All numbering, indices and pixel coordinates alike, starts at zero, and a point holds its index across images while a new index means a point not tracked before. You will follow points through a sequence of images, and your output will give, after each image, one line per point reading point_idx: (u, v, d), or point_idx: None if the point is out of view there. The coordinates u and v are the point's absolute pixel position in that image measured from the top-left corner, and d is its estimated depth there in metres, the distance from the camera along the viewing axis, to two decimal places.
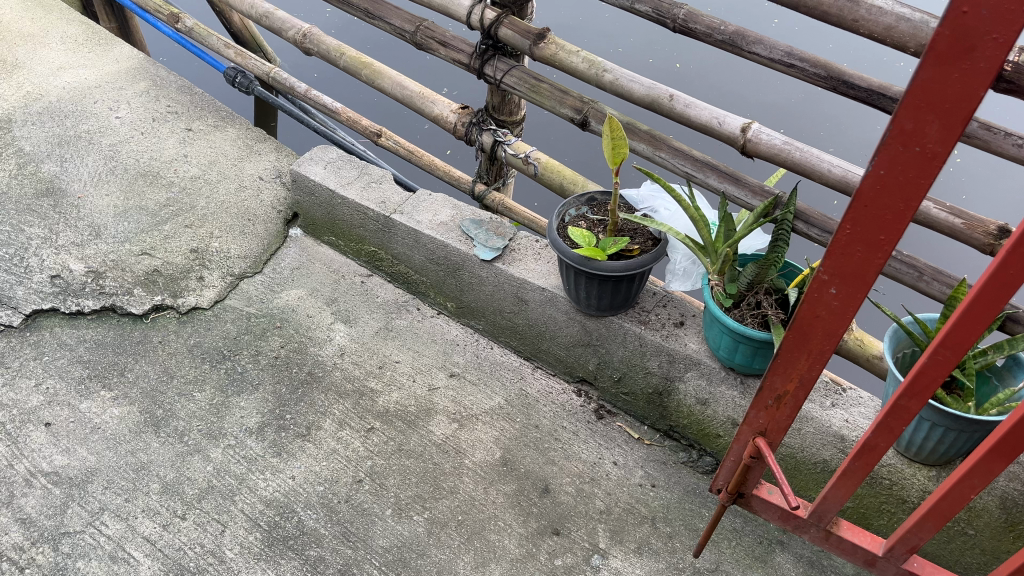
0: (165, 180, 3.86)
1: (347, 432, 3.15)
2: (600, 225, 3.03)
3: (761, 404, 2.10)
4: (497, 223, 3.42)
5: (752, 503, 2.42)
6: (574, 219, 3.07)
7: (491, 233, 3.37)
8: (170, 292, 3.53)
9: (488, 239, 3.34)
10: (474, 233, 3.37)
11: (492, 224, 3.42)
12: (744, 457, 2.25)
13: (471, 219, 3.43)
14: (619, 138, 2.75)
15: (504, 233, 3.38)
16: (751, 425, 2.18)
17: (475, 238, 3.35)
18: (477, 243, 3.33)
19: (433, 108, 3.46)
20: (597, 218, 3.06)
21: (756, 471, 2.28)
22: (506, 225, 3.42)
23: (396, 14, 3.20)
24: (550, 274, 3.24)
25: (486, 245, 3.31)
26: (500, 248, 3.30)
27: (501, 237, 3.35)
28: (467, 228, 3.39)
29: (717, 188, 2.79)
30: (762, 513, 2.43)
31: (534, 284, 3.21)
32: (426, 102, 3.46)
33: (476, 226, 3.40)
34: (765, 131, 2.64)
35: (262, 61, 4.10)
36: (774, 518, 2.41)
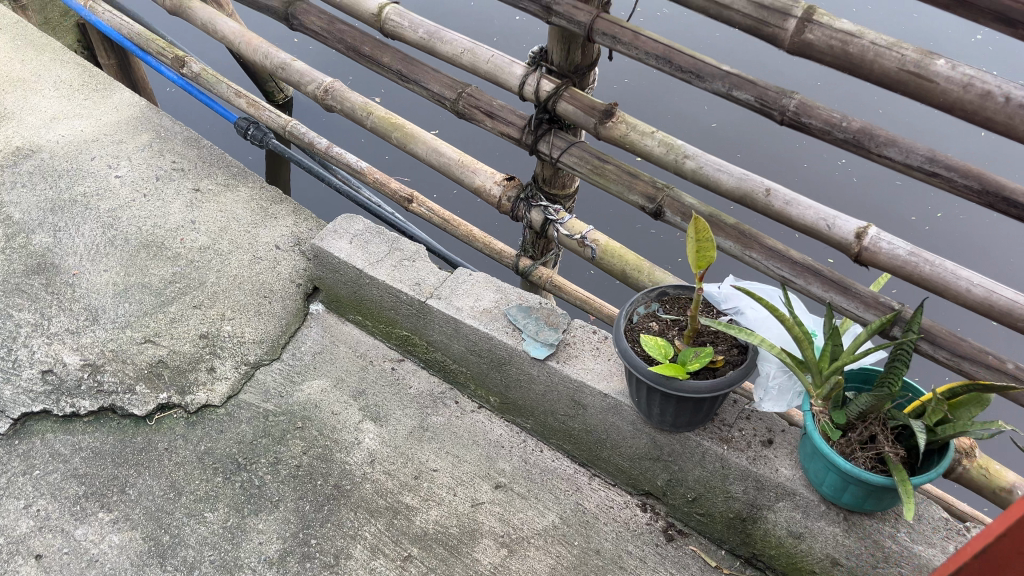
0: (170, 252, 3.44)
1: (381, 562, 2.72)
2: (675, 326, 2.60)
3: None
4: (548, 309, 2.98)
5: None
6: (644, 319, 2.64)
7: (542, 323, 2.94)
8: (177, 387, 3.11)
9: (539, 332, 2.91)
10: (524, 324, 2.93)
11: (543, 311, 2.98)
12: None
13: (518, 306, 3.00)
14: (706, 241, 2.31)
15: (557, 322, 2.94)
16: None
17: (525, 332, 2.91)
18: (526, 337, 2.90)
19: (474, 178, 3.03)
20: (671, 317, 2.63)
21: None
22: (559, 312, 2.99)
23: (434, 78, 2.78)
24: (611, 375, 2.80)
25: (538, 338, 2.88)
26: (554, 343, 2.86)
27: (554, 328, 2.92)
28: (514, 316, 2.96)
29: (821, 298, 2.35)
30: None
31: (594, 388, 2.77)
32: (466, 172, 3.04)
33: (525, 314, 2.97)
34: (886, 238, 2.19)
35: (279, 111, 3.68)
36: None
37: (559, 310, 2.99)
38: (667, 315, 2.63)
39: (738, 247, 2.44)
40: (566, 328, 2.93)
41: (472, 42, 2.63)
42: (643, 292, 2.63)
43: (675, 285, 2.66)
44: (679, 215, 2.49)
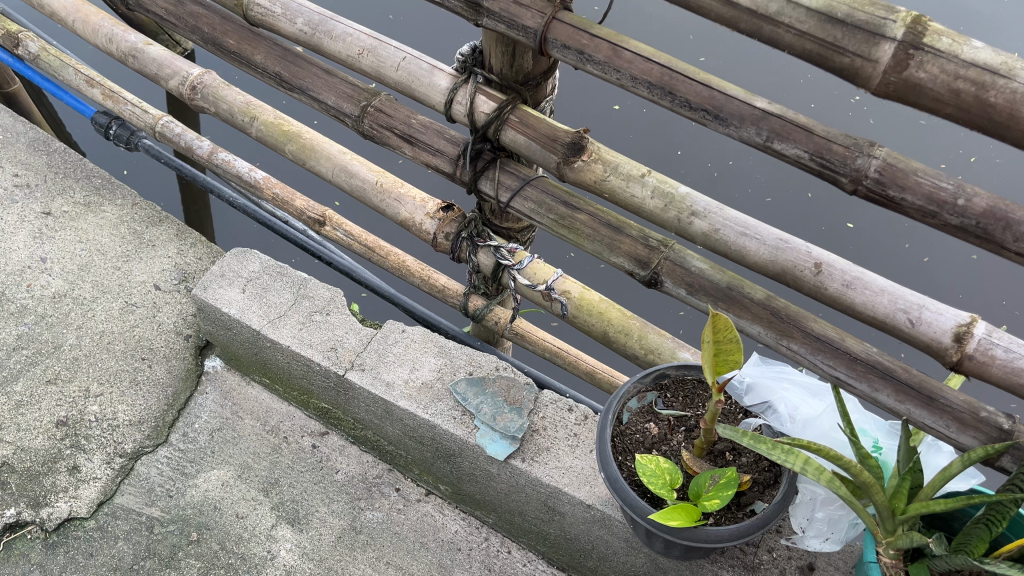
0: (15, 304, 2.67)
1: None
2: (681, 429, 1.89)
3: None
4: (507, 381, 2.26)
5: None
6: (638, 417, 1.92)
7: (501, 403, 2.21)
8: (29, 499, 2.36)
9: (497, 417, 2.18)
10: (477, 407, 2.20)
11: (499, 385, 2.25)
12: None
13: (468, 378, 2.26)
14: (729, 342, 1.56)
15: (519, 401, 2.22)
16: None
17: (478, 418, 2.18)
18: (481, 426, 2.17)
19: (398, 208, 2.25)
20: (675, 414, 1.91)
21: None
22: (520, 383, 2.26)
23: (327, 84, 1.98)
24: (595, 476, 2.10)
25: (497, 428, 2.16)
26: (518, 434, 2.14)
27: (516, 410, 2.20)
28: (463, 394, 2.23)
29: (892, 410, 1.63)
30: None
31: (574, 497, 2.08)
32: (386, 200, 2.25)
33: (477, 391, 2.23)
34: (1001, 340, 1.45)
35: (143, 104, 2.84)
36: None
37: (520, 380, 2.26)
38: (666, 410, 1.91)
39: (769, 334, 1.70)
40: (530, 408, 2.21)
41: (374, 38, 1.94)
42: (635, 382, 1.90)
43: (676, 367, 1.92)
44: (682, 286, 1.76)
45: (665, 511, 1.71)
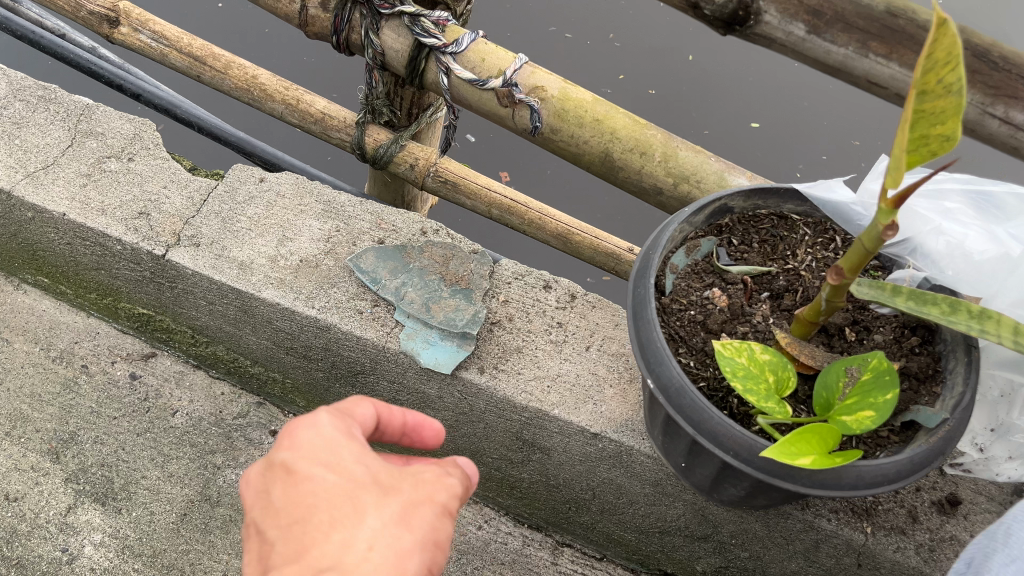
0: None
1: None
2: (770, 294, 1.11)
3: (443, 476, 0.82)
4: (442, 252, 1.40)
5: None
6: (690, 280, 1.11)
7: (436, 285, 1.36)
8: None
9: (434, 306, 1.33)
10: (399, 293, 1.34)
11: (430, 258, 1.39)
12: (461, 491, 0.82)
13: (378, 249, 1.39)
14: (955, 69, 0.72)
15: (466, 281, 1.37)
16: (328, 475, 0.78)
17: (403, 310, 1.32)
18: (408, 321, 1.32)
19: None
20: (758, 269, 1.11)
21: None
22: (463, 253, 1.41)
23: None
24: (598, 385, 1.31)
25: (436, 324, 1.31)
26: (470, 331, 1.31)
27: (463, 294, 1.36)
28: (373, 273, 1.36)
29: None
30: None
31: (569, 422, 1.27)
32: None
33: (395, 269, 1.37)
34: None
35: None
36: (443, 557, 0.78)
37: (463, 250, 1.41)
38: (737, 267, 1.11)
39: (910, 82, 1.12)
40: (484, 291, 1.37)
41: None
42: (685, 219, 1.08)
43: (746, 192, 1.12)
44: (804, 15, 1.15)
45: (781, 445, 0.91)
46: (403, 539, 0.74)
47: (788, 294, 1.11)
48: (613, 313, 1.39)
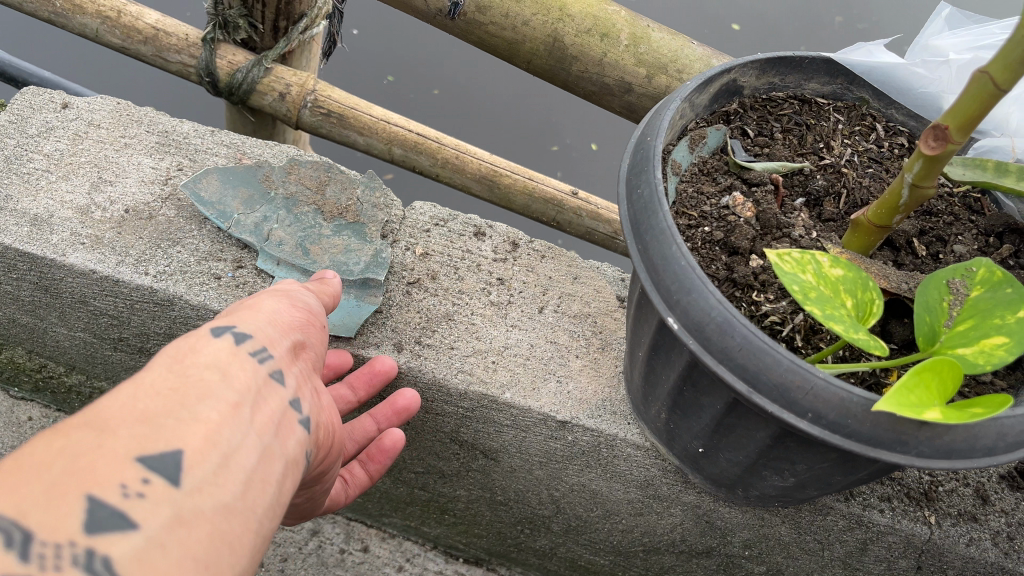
0: None
1: None
2: (809, 201, 0.80)
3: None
4: (315, 177, 1.03)
5: (411, 395, 0.88)
6: (700, 186, 0.79)
7: (312, 219, 0.99)
8: None
9: (314, 248, 0.96)
10: (263, 231, 0.96)
11: (298, 184, 1.03)
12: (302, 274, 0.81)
13: (224, 173, 1.00)
14: None
15: (354, 214, 1.01)
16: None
17: (271, 255, 0.94)
18: (280, 270, 0.94)
19: None
20: (790, 165, 0.80)
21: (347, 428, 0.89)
22: (343, 176, 1.05)
23: None
24: (558, 353, 0.96)
25: (320, 269, 0.93)
26: (372, 275, 0.94)
27: (354, 231, 0.99)
28: (221, 205, 0.97)
29: None
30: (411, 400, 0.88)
31: (525, 407, 0.91)
32: None
33: (252, 198, 0.99)
34: None
35: None
36: (309, 304, 0.74)
37: (342, 171, 1.05)
38: (761, 163, 0.79)
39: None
40: (382, 225, 1.02)
41: None
42: (689, 93, 0.75)
43: (762, 62, 0.81)
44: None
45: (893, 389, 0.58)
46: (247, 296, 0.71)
47: (830, 198, 0.79)
48: (568, 264, 1.05)
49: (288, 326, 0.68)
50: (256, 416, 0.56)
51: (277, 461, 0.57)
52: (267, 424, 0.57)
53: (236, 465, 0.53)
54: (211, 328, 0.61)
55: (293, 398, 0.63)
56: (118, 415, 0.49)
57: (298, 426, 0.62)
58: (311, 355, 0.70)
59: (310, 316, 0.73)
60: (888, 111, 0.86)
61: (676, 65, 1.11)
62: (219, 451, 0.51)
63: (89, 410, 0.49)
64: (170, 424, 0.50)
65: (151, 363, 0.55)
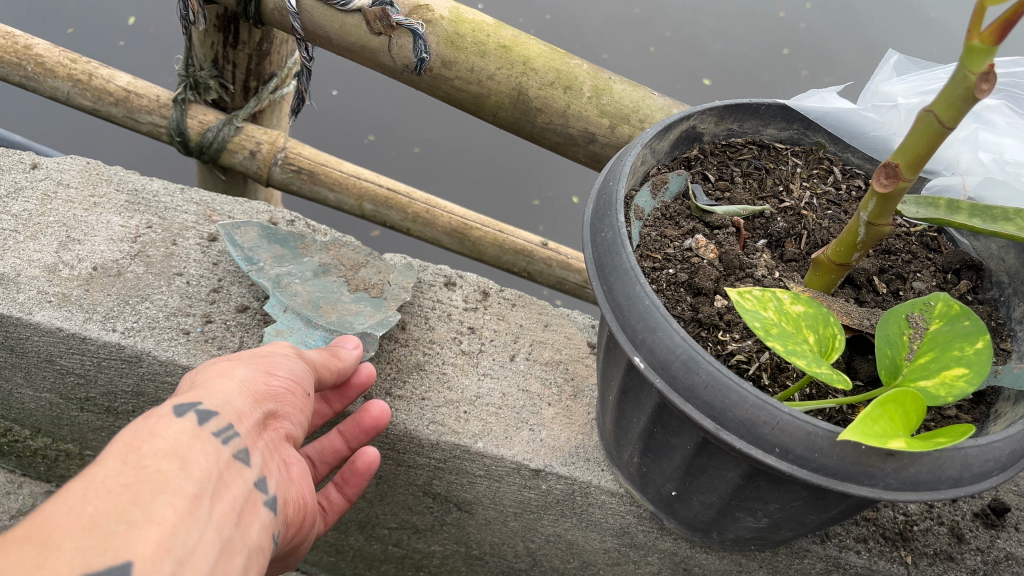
0: None
1: None
2: (771, 242, 0.81)
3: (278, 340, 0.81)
4: (352, 257, 1.02)
5: (372, 405, 0.83)
6: (664, 230, 0.80)
7: (335, 287, 0.97)
8: None
9: (327, 308, 0.93)
10: (280, 284, 0.95)
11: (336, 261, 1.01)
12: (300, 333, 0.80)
13: (265, 230, 1.01)
14: None
15: (378, 292, 0.98)
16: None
17: (279, 300, 0.91)
18: (285, 317, 0.90)
19: None
20: (751, 208, 0.81)
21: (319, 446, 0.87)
22: (382, 264, 1.02)
23: None
24: (529, 400, 0.96)
25: (326, 327, 0.89)
26: (372, 329, 0.90)
27: (374, 304, 0.96)
28: (249, 252, 0.97)
29: None
30: (376, 411, 0.84)
31: (497, 455, 0.91)
32: None
33: (282, 256, 0.99)
34: None
35: None
36: (292, 371, 0.74)
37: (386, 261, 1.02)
38: (722, 207, 0.81)
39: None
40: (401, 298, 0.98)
41: None
42: (650, 140, 0.77)
43: (720, 109, 0.83)
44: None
45: (856, 425, 0.58)
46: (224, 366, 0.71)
47: (791, 239, 0.81)
48: (538, 312, 1.06)
49: (258, 403, 0.69)
50: (213, 510, 0.58)
51: (231, 554, 0.59)
52: (224, 516, 0.59)
53: (192, 568, 0.54)
54: (173, 408, 0.63)
55: (253, 479, 0.65)
56: (67, 525, 0.52)
57: (258, 510, 0.64)
58: (281, 426, 0.71)
59: (291, 387, 0.73)
60: (844, 155, 0.88)
61: (638, 116, 1.14)
62: (173, 557, 0.53)
63: (35, 523, 0.51)
64: (120, 531, 0.52)
65: (105, 456, 0.56)
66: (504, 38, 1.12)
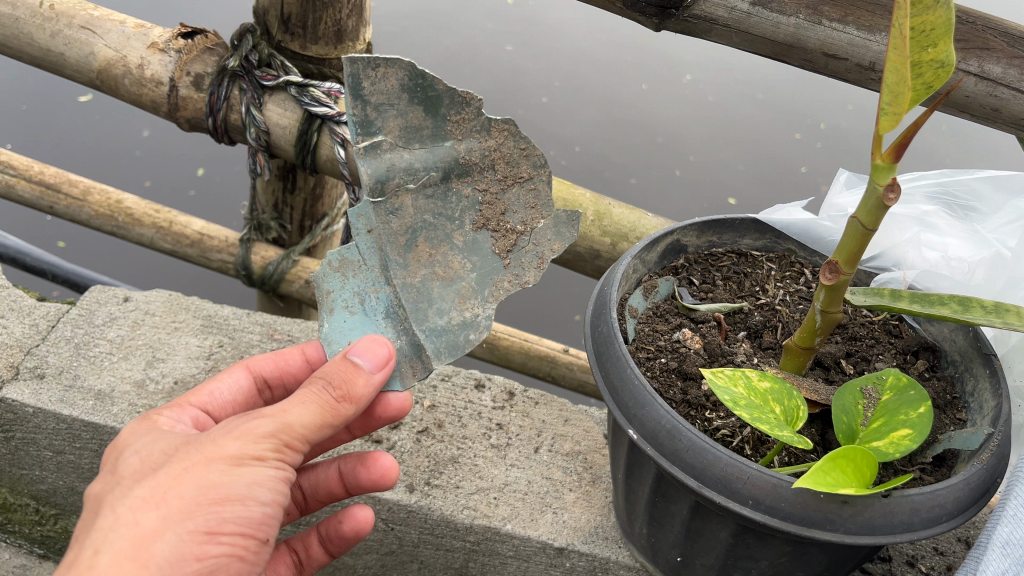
0: None
1: None
2: (750, 332, 0.94)
3: (248, 417, 0.74)
4: (510, 165, 0.86)
5: (378, 460, 0.88)
6: (657, 325, 0.94)
7: (456, 212, 0.89)
8: None
9: (422, 250, 0.89)
10: (390, 178, 0.85)
11: (487, 157, 0.86)
12: (273, 424, 0.73)
13: (411, 81, 0.80)
14: None
15: (504, 243, 0.89)
16: (101, 478, 0.73)
17: (366, 218, 0.85)
18: (361, 247, 0.86)
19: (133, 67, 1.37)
20: (731, 304, 0.95)
21: (319, 478, 0.93)
22: (544, 199, 0.88)
23: None
24: (552, 486, 1.08)
25: (395, 300, 0.88)
26: (434, 351, 0.87)
27: (486, 263, 0.89)
28: (376, 114, 0.82)
29: None
30: (378, 465, 0.89)
31: (524, 534, 1.02)
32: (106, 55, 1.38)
33: (415, 130, 0.83)
34: None
35: None
36: (235, 524, 0.71)
37: (550, 198, 0.87)
38: (705, 305, 0.95)
39: (869, 52, 0.99)
40: (519, 282, 0.88)
41: None
42: (638, 251, 0.93)
43: (699, 224, 0.99)
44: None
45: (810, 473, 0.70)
46: (149, 522, 0.67)
47: (768, 330, 0.94)
48: (560, 409, 1.19)
49: None
50: None
51: None
52: None
53: None
54: None
55: None
56: None
57: None
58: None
59: (229, 542, 0.71)
60: (813, 258, 1.02)
61: (638, 235, 1.30)
62: None
63: None
64: None
65: None
66: None
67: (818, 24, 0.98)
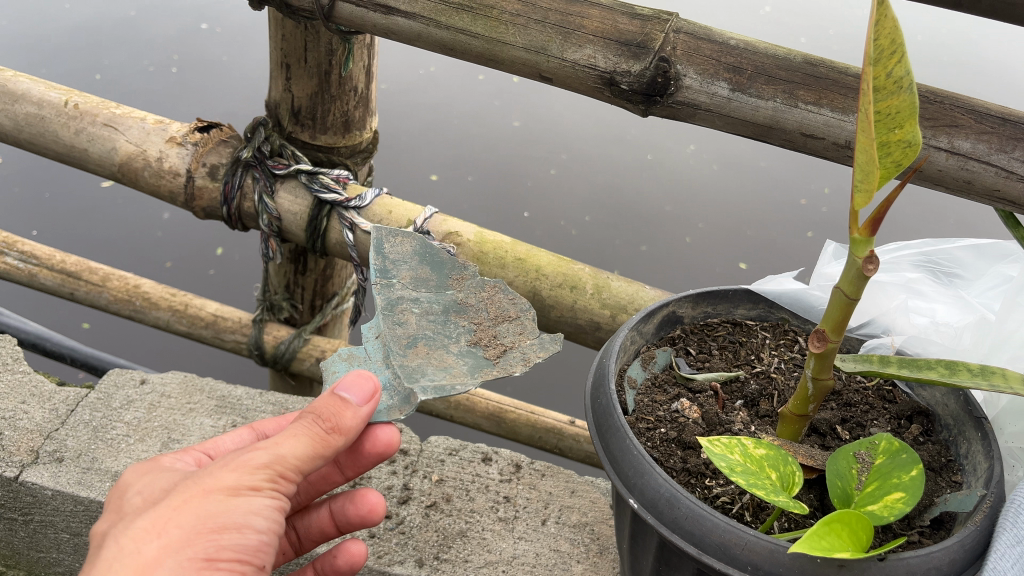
0: None
1: None
2: (748, 400, 0.97)
3: (245, 451, 0.78)
4: (502, 307, 1.00)
5: (364, 492, 0.96)
6: (657, 396, 0.97)
7: (455, 334, 0.98)
8: None
9: (420, 351, 0.95)
10: (399, 304, 0.98)
11: (482, 303, 1.01)
12: (267, 456, 0.77)
13: (423, 245, 1.02)
14: (903, 74, 0.68)
15: (496, 352, 0.94)
16: (108, 517, 0.77)
17: (375, 327, 0.96)
18: (368, 349, 0.95)
19: (152, 160, 1.44)
20: (728, 373, 0.98)
21: (313, 518, 1.00)
22: (531, 326, 0.97)
23: None
24: (561, 558, 1.09)
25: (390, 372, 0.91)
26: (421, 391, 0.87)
27: (477, 361, 0.93)
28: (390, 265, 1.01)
29: None
30: (367, 501, 0.96)
31: None
32: (128, 149, 1.45)
33: (423, 280, 1.01)
34: None
35: None
36: (235, 550, 0.74)
37: (535, 324, 0.97)
38: (702, 374, 0.98)
39: (845, 131, 1.04)
40: (509, 370, 0.91)
41: None
42: (635, 323, 0.96)
43: (693, 296, 1.02)
44: (723, 74, 1.07)
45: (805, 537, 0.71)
46: (151, 550, 0.71)
47: (764, 398, 0.97)
48: (566, 480, 1.21)
49: None
50: None
51: None
52: None
53: None
54: None
55: None
56: None
57: None
58: None
59: (228, 569, 0.74)
60: (806, 326, 1.05)
61: (636, 307, 1.34)
62: None
63: None
64: None
65: None
66: (520, 253, 1.36)
67: (795, 106, 1.05)
